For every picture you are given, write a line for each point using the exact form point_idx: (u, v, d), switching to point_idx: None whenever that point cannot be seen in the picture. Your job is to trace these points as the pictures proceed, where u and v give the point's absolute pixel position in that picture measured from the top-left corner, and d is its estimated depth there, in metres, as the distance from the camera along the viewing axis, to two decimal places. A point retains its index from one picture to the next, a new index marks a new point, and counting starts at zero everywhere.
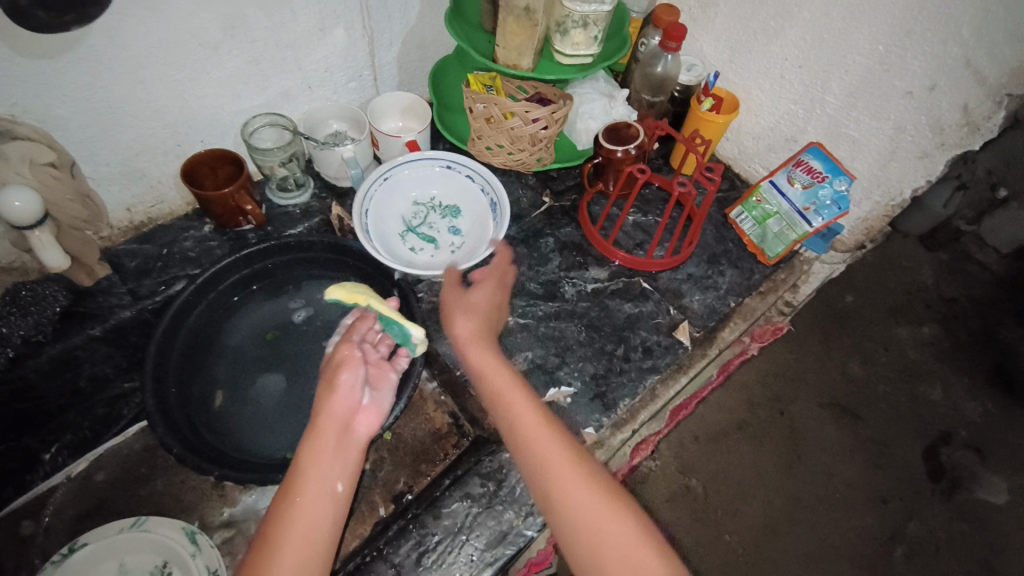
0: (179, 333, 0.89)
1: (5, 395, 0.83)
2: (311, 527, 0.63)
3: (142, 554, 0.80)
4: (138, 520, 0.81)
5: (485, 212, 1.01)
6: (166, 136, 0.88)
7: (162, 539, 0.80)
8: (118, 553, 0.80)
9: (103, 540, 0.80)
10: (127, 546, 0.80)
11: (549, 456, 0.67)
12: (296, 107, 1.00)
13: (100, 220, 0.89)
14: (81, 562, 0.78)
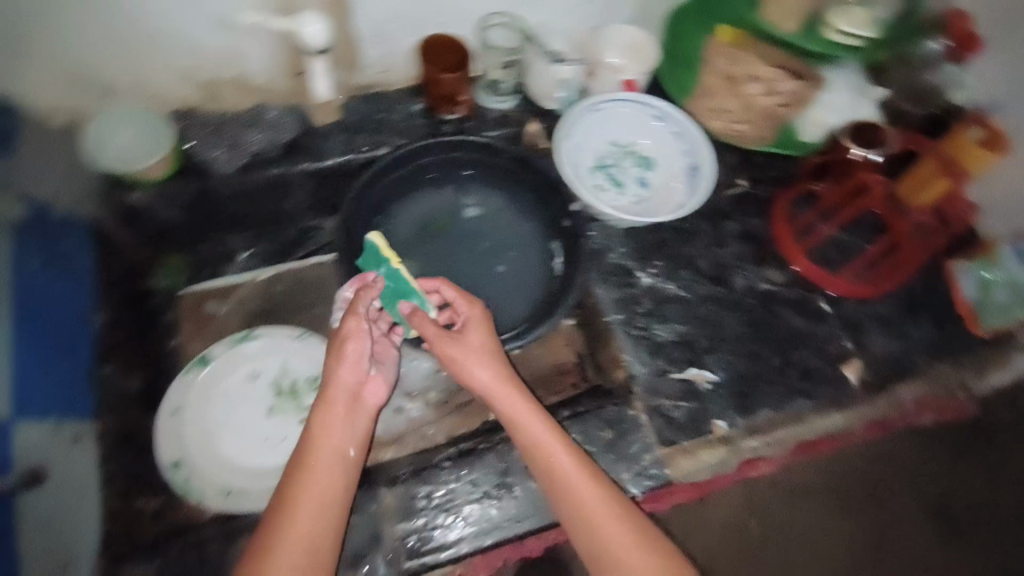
0: (370, 192, 0.95)
1: (228, 196, 0.90)
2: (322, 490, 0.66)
3: (303, 363, 0.87)
4: (304, 334, 0.89)
5: (683, 176, 0.93)
6: (418, 9, 0.88)
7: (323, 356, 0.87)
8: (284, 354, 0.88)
9: (276, 338, 0.88)
10: (292, 350, 0.88)
11: (550, 449, 0.69)
12: (535, 12, 0.93)
13: (350, 70, 0.93)
14: (254, 350, 0.87)
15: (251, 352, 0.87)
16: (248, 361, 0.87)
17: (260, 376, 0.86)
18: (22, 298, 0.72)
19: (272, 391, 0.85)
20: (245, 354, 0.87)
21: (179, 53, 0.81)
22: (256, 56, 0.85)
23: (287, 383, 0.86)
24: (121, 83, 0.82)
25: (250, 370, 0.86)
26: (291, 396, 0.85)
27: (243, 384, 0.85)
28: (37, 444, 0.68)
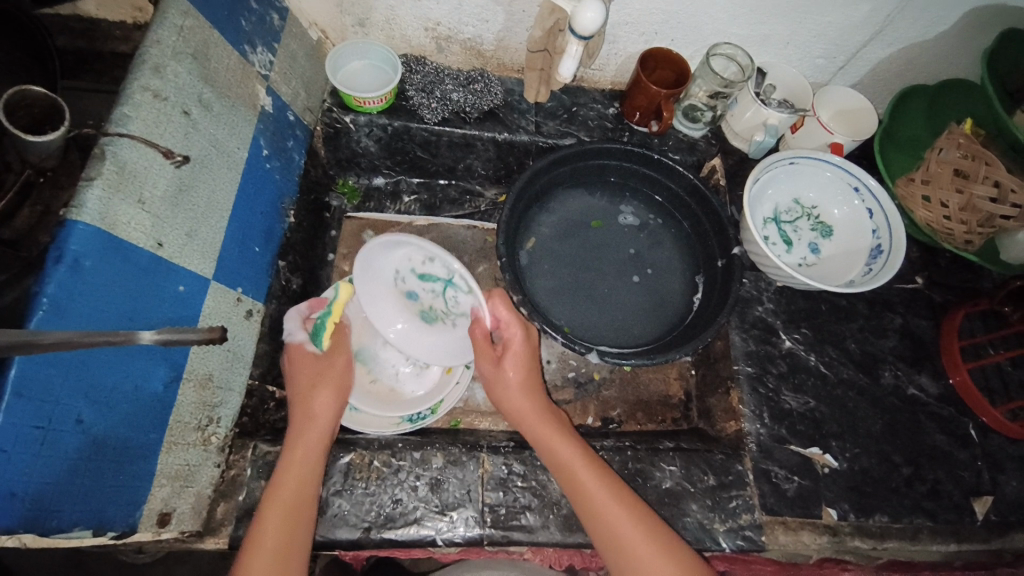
0: (544, 176, 0.98)
1: (420, 141, 0.98)
2: (298, 482, 0.65)
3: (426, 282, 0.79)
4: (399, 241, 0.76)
5: (865, 252, 0.90)
6: (655, 22, 0.90)
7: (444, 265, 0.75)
8: (427, 262, 0.77)
9: (419, 247, 0.76)
10: (436, 263, 0.76)
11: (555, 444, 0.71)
12: (759, 53, 0.96)
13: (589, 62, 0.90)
14: (392, 250, 0.77)
15: (393, 251, 0.77)
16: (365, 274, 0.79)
17: (403, 277, 0.79)
18: (247, 169, 0.74)
19: (412, 296, 0.80)
20: (384, 252, 0.77)
21: (434, 6, 0.87)
22: (495, 25, 0.90)
23: (428, 294, 0.80)
24: (374, 18, 0.90)
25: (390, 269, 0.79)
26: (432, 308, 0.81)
27: (382, 281, 0.80)
28: (222, 307, 0.69)
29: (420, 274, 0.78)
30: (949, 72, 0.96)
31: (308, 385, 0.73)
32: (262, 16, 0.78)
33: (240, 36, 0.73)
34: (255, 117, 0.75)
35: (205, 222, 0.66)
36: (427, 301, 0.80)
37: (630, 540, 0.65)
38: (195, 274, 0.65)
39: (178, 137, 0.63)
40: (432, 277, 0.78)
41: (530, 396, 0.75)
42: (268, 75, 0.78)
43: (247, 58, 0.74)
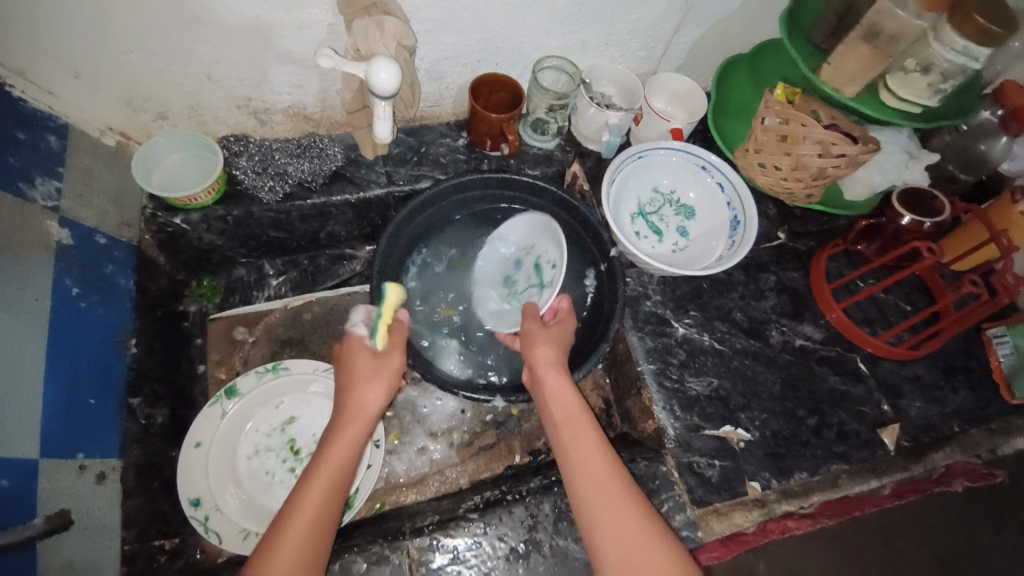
0: (410, 225, 0.94)
1: (269, 221, 0.91)
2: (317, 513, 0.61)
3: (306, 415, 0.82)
4: (276, 365, 0.83)
5: (726, 226, 0.94)
6: (473, 51, 0.89)
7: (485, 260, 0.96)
8: (546, 258, 0.89)
9: (553, 248, 0.87)
10: (550, 268, 0.88)
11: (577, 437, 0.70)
12: (585, 57, 0.97)
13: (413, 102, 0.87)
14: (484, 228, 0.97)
15: (532, 231, 0.92)
16: (243, 424, 0.80)
17: (530, 253, 0.92)
18: (55, 317, 0.65)
19: (521, 264, 0.93)
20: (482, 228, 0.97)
21: (237, 83, 0.81)
22: (312, 88, 0.85)
23: (528, 275, 0.92)
24: (176, 108, 0.82)
25: (529, 242, 0.92)
26: (520, 281, 0.92)
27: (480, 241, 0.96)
28: (63, 484, 0.60)
29: (536, 263, 0.91)
30: (758, 38, 1.01)
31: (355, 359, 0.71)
32: (34, 143, 0.69)
33: (10, 174, 0.65)
34: (51, 258, 0.66)
35: (14, 396, 0.58)
36: (523, 276, 0.92)
37: (610, 496, 0.65)
38: (16, 461, 0.56)
39: None
40: (540, 270, 0.90)
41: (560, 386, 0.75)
42: (58, 205, 0.70)
43: (24, 195, 0.65)
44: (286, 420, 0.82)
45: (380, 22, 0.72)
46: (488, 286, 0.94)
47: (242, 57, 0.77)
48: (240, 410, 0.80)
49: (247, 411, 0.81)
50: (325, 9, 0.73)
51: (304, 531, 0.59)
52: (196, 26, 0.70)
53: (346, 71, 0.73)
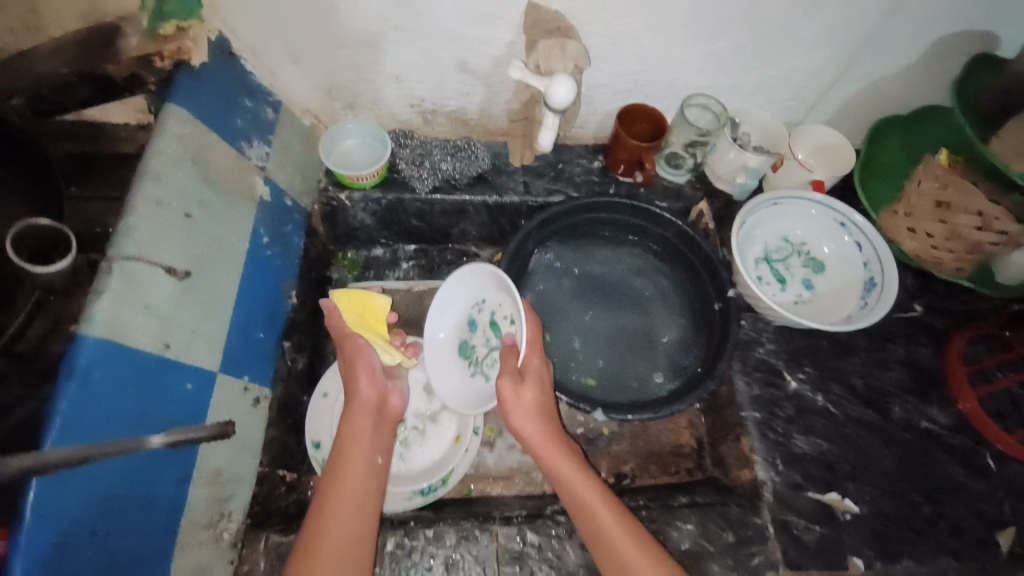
0: (537, 234, 1.00)
1: (414, 210, 1.01)
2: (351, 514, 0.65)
3: (416, 391, 0.91)
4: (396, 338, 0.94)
5: (859, 285, 0.90)
6: (628, 82, 0.93)
7: (480, 282, 0.85)
8: (501, 311, 0.84)
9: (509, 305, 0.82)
10: (507, 323, 0.84)
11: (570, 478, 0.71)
12: (733, 101, 0.99)
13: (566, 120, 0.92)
14: (454, 306, 0.87)
15: (476, 289, 0.86)
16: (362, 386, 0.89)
17: (481, 310, 0.86)
18: (247, 259, 0.76)
19: (474, 329, 0.87)
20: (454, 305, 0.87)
21: (417, 85, 0.91)
22: (476, 96, 0.94)
23: (484, 337, 0.86)
24: (361, 100, 0.94)
25: (475, 297, 0.86)
26: (477, 347, 0.86)
27: (462, 306, 0.87)
28: (229, 399, 0.70)
29: (492, 320, 0.86)
30: (920, 102, 0.98)
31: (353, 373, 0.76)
32: (256, 112, 0.81)
33: (236, 134, 0.76)
34: (252, 208, 0.78)
35: (209, 317, 0.68)
36: (478, 341, 0.86)
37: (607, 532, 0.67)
38: (202, 371, 0.66)
39: (180, 239, 0.65)
40: (496, 329, 0.85)
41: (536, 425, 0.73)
42: (266, 166, 0.82)
43: (244, 153, 0.77)
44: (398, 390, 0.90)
45: (563, 44, 0.77)
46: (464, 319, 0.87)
47: (427, 62, 0.87)
48: None
49: None
50: (510, 28, 0.81)
51: (343, 511, 0.65)
52: (399, 32, 0.81)
53: (530, 85, 0.80)
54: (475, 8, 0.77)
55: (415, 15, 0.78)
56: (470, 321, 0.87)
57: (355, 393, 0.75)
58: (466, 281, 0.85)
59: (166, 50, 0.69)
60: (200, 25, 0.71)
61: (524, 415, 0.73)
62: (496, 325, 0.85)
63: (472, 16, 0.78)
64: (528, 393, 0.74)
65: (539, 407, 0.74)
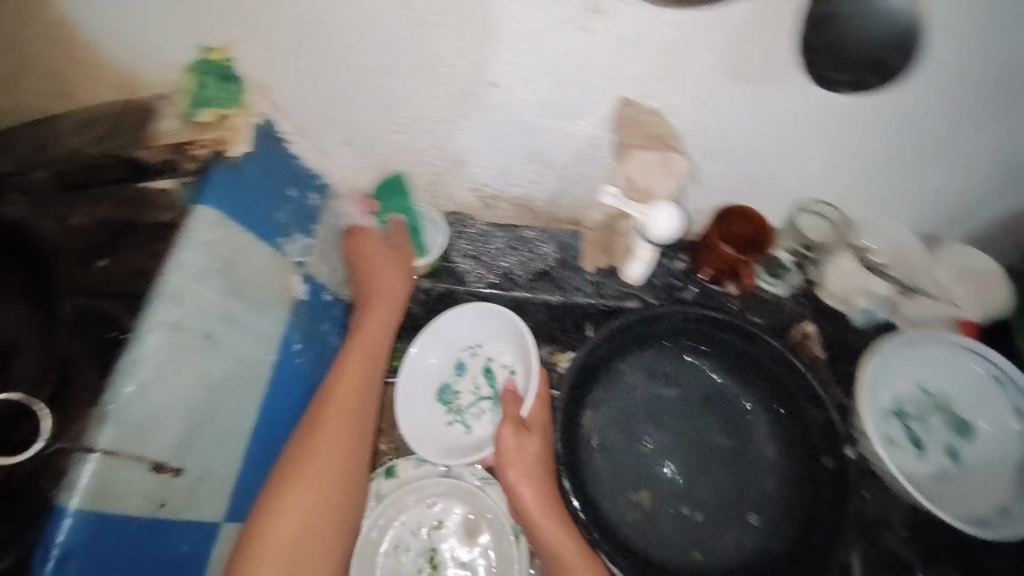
0: (606, 347, 0.84)
1: (465, 304, 0.89)
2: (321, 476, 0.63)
3: (451, 531, 0.77)
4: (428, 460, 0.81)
5: (1021, 466, 0.71)
6: (730, 182, 0.78)
7: (483, 322, 0.86)
8: (501, 359, 0.85)
9: (511, 353, 0.85)
10: (504, 371, 0.85)
11: (554, 533, 0.71)
12: (857, 208, 0.82)
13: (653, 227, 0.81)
14: (449, 339, 0.87)
15: (476, 332, 0.87)
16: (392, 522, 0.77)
17: (475, 355, 0.87)
18: (275, 373, 0.66)
19: (462, 373, 0.86)
20: (449, 338, 0.86)
21: (481, 171, 0.80)
22: (548, 186, 0.82)
23: (472, 384, 0.86)
24: (418, 182, 0.83)
25: (472, 340, 0.87)
26: (461, 393, 0.85)
27: (455, 343, 0.87)
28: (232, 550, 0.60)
29: (486, 366, 0.86)
30: None
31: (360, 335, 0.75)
32: (299, 201, 0.72)
33: (275, 229, 0.67)
34: (283, 312, 0.68)
35: (219, 458, 0.58)
36: (464, 387, 0.86)
37: None
38: (204, 523, 0.56)
39: (194, 370, 0.55)
40: (489, 376, 0.85)
41: (531, 487, 0.73)
42: (303, 262, 0.72)
43: (280, 251, 0.68)
44: (431, 529, 0.77)
45: (666, 160, 0.66)
46: (455, 357, 0.87)
47: (497, 149, 0.75)
48: (393, 506, 0.77)
49: (400, 507, 0.78)
50: (597, 122, 0.68)
51: (334, 445, 0.65)
52: (468, 118, 0.70)
53: (624, 211, 0.68)
54: (559, 100, 0.66)
55: (488, 103, 0.67)
56: (456, 363, 0.87)
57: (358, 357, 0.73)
58: (471, 316, 0.85)
59: (204, 141, 0.63)
60: (241, 113, 0.65)
61: (521, 468, 0.74)
62: (489, 372, 0.86)
63: (554, 107, 0.67)
64: (533, 445, 0.76)
65: (538, 463, 0.75)
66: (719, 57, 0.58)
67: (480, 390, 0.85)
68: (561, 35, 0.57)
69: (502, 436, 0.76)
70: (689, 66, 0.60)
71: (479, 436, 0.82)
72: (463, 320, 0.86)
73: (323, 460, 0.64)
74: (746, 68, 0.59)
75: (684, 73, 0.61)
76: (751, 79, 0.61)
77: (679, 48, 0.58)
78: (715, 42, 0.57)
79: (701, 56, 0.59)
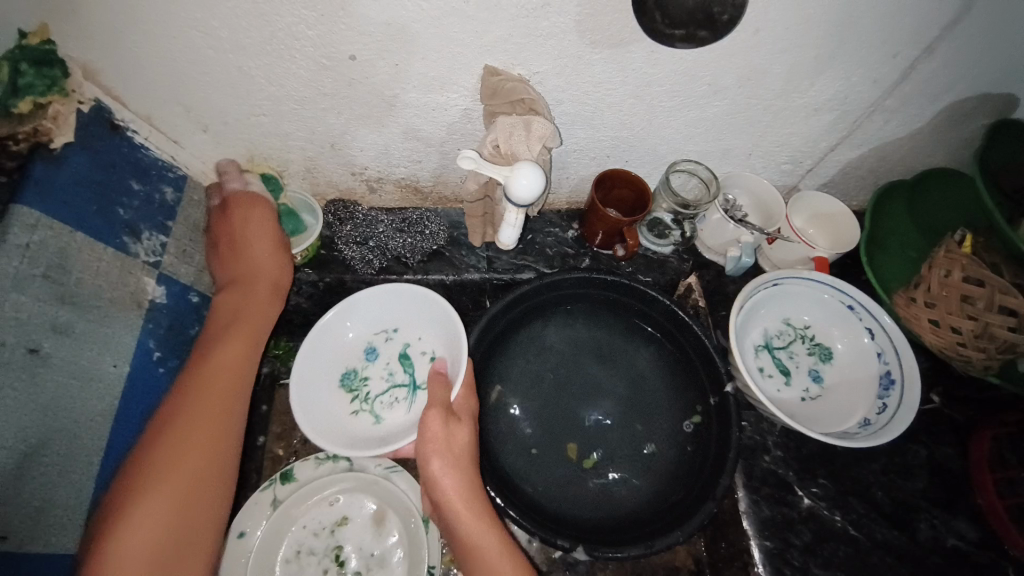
0: (502, 319, 0.85)
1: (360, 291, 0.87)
2: (172, 496, 0.56)
3: (359, 524, 0.75)
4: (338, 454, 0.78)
5: (876, 381, 0.78)
6: (605, 147, 0.82)
7: (404, 307, 0.82)
8: (419, 345, 0.82)
9: (433, 340, 0.82)
10: (423, 358, 0.82)
11: (470, 521, 0.66)
12: (721, 165, 0.88)
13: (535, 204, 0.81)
14: (362, 322, 0.82)
15: (390, 315, 0.82)
16: (292, 520, 0.74)
17: (391, 339, 0.83)
18: (128, 387, 0.60)
19: (375, 358, 0.82)
20: (361, 320, 0.82)
21: (358, 152, 0.77)
22: (431, 164, 0.81)
23: (384, 371, 0.82)
24: (292, 169, 0.79)
25: (388, 324, 0.83)
26: (372, 380, 0.81)
27: (368, 326, 0.82)
28: None
29: (402, 352, 0.83)
30: (924, 165, 0.89)
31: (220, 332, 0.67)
32: (148, 195, 0.66)
33: (117, 227, 0.61)
34: (140, 316, 0.62)
35: (68, 481, 0.53)
36: (375, 373, 0.82)
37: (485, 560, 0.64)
38: (55, 554, 0.52)
39: (19, 390, 0.50)
40: (405, 363, 0.82)
41: (450, 472, 0.67)
42: (160, 261, 0.66)
43: (130, 251, 0.62)
44: (337, 523, 0.75)
45: (528, 123, 0.65)
46: (368, 342, 0.82)
47: (370, 128, 0.73)
48: (294, 504, 0.74)
49: (300, 505, 0.74)
50: (464, 94, 0.68)
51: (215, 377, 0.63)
52: (331, 98, 0.67)
53: (485, 173, 0.67)
54: (422, 72, 0.64)
55: (349, 80, 0.65)
56: (367, 347, 0.82)
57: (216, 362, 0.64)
58: (390, 298, 0.81)
59: (19, 132, 0.54)
60: (65, 100, 0.58)
61: (447, 458, 0.67)
62: (407, 361, 0.82)
63: (419, 81, 0.66)
64: (462, 433, 0.69)
65: (466, 456, 0.69)
66: (572, 28, 0.61)
67: (394, 379, 0.81)
68: (410, 4, 0.56)
69: (428, 423, 0.68)
70: (545, 33, 0.61)
71: (388, 427, 0.78)
72: (375, 297, 0.80)
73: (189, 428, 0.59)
74: (598, 33, 0.62)
75: (540, 40, 0.62)
76: (605, 43, 0.63)
77: (530, 13, 0.58)
78: (565, 10, 0.59)
79: (554, 23, 0.60)
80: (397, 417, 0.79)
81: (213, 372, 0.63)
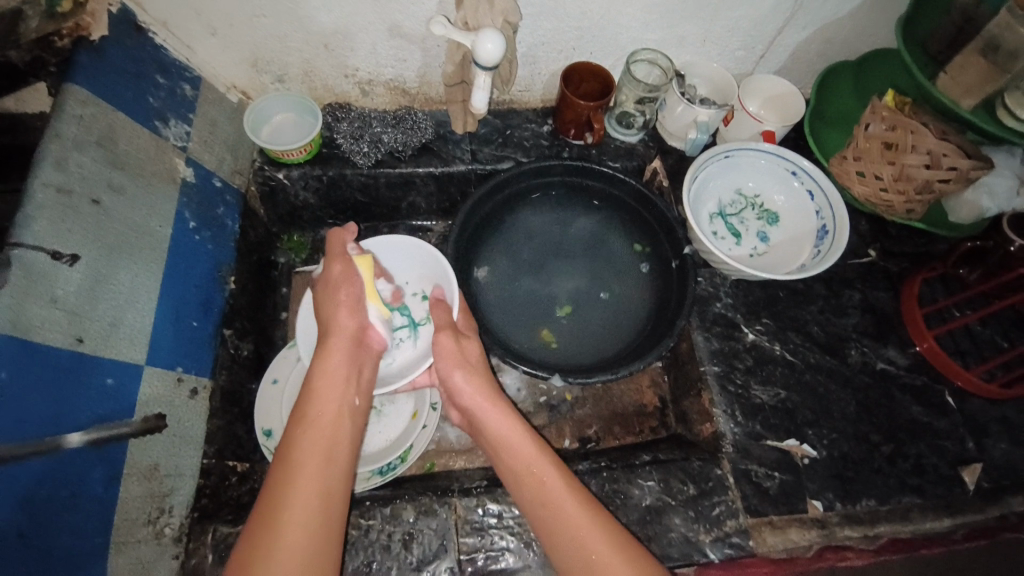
0: (486, 204, 0.96)
1: (359, 184, 0.98)
2: (308, 517, 0.58)
3: None
4: None
5: (814, 234, 0.90)
6: (570, 38, 0.90)
7: (389, 252, 0.88)
8: (408, 287, 0.88)
9: (419, 279, 0.88)
10: (414, 298, 0.88)
11: (509, 441, 0.71)
12: (679, 54, 0.97)
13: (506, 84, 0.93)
14: None
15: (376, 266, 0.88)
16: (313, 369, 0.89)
17: None
18: (172, 246, 0.73)
19: None
20: None
21: (349, 53, 0.87)
22: (415, 63, 0.90)
23: None
24: (292, 73, 0.89)
25: None
26: None
27: None
28: (160, 391, 0.68)
29: None
30: (867, 44, 0.97)
31: (323, 377, 0.68)
32: (171, 89, 0.77)
33: (148, 112, 0.73)
34: (175, 189, 0.74)
35: (130, 310, 0.65)
36: None
37: (557, 511, 0.65)
38: (126, 363, 0.64)
39: (87, 230, 0.62)
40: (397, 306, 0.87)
41: (467, 378, 0.75)
42: (186, 146, 0.78)
43: (160, 134, 0.74)
44: None
45: None
46: None
47: (358, 27, 0.82)
48: None
49: None
50: None
51: (327, 418, 0.66)
52: None
53: (456, 41, 0.78)
54: None
55: None
56: None
57: (328, 374, 0.69)
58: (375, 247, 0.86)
59: (64, 28, 0.67)
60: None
61: (466, 367, 0.76)
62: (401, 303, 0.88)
63: None
64: (471, 346, 0.78)
65: (480, 364, 0.77)
66: None
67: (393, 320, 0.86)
68: None
69: (440, 341, 0.76)
70: None
71: (396, 364, 0.84)
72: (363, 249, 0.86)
73: (312, 463, 0.62)
74: None
75: None
76: None
77: None
78: None
79: None
80: (403, 354, 0.84)
81: (323, 405, 0.67)
